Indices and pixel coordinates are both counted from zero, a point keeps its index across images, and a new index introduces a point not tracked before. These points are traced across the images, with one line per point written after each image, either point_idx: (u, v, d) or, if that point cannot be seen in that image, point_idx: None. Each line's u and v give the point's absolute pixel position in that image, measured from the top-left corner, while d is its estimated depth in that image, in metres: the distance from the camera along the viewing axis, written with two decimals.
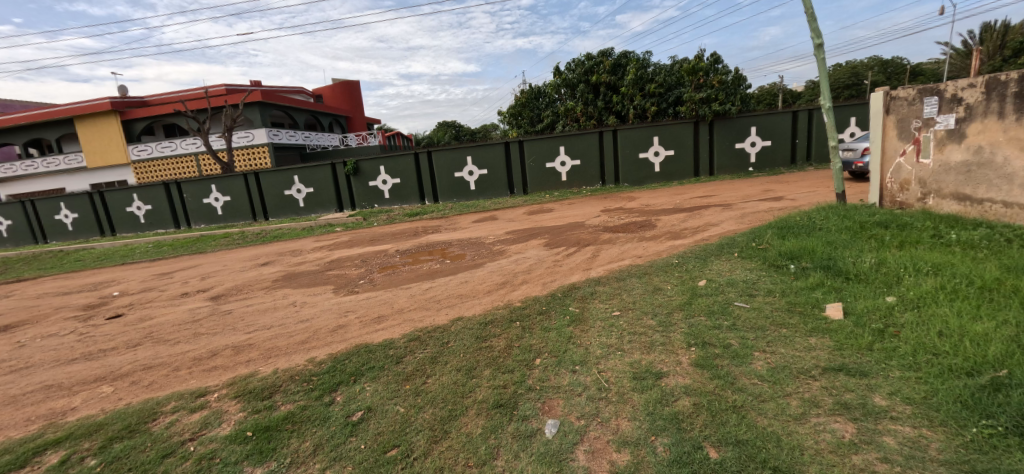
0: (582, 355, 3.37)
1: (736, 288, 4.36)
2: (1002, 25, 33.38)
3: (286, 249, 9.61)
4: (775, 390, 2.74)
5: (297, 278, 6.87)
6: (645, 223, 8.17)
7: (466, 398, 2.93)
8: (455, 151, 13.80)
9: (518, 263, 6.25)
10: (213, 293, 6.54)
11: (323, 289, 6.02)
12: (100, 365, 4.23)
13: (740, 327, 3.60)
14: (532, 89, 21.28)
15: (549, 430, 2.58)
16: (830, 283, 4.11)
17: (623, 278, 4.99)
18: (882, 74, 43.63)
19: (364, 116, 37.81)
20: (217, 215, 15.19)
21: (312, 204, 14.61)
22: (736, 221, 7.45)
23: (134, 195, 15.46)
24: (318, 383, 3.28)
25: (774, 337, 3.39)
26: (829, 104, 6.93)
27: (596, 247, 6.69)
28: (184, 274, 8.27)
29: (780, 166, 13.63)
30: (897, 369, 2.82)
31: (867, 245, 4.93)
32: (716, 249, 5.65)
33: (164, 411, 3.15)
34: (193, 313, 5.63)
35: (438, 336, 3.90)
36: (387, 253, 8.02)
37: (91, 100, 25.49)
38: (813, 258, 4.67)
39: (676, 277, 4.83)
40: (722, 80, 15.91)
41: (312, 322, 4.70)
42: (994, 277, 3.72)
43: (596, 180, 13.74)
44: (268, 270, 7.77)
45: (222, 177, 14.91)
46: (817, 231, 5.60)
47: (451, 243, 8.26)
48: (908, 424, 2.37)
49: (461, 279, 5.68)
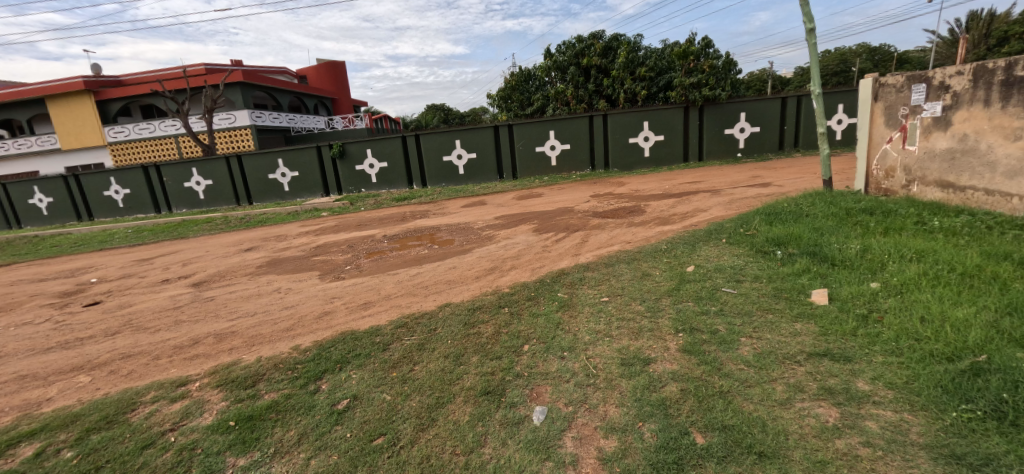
0: (570, 341, 3.37)
1: (724, 274, 4.38)
2: (989, 13, 33.86)
3: (271, 235, 9.41)
4: (761, 375, 2.76)
5: (282, 264, 6.74)
6: (634, 209, 8.20)
7: (454, 386, 2.90)
8: (443, 135, 13.58)
9: (507, 248, 6.22)
10: (197, 280, 6.42)
11: (308, 275, 5.92)
12: (77, 354, 4.12)
13: (728, 312, 3.63)
14: (522, 72, 21.00)
15: (537, 417, 2.57)
16: (816, 269, 4.15)
17: (611, 263, 4.98)
18: (870, 61, 44.12)
19: (350, 98, 37.14)
20: (198, 199, 14.84)
21: (298, 189, 14.35)
22: (724, 207, 7.51)
23: (112, 178, 15.05)
24: (303, 371, 3.22)
25: (760, 323, 3.42)
26: (819, 90, 6.89)
27: (585, 233, 6.66)
28: (165, 260, 8.10)
29: (768, 152, 13.73)
30: (880, 355, 2.86)
31: (853, 231, 4.98)
32: (704, 235, 5.66)
33: (144, 401, 3.08)
34: (175, 300, 5.50)
35: (426, 322, 3.85)
36: (374, 238, 7.93)
37: (65, 78, 24.48)
38: (799, 244, 4.71)
39: (664, 263, 4.85)
40: (713, 65, 15.79)
41: (298, 309, 4.63)
42: (975, 263, 3.80)
43: (586, 165, 13.67)
44: (252, 255, 7.64)
45: (203, 161, 14.54)
46: (803, 217, 5.64)
47: (440, 228, 8.19)
48: (891, 409, 2.40)
49: (450, 265, 5.62)
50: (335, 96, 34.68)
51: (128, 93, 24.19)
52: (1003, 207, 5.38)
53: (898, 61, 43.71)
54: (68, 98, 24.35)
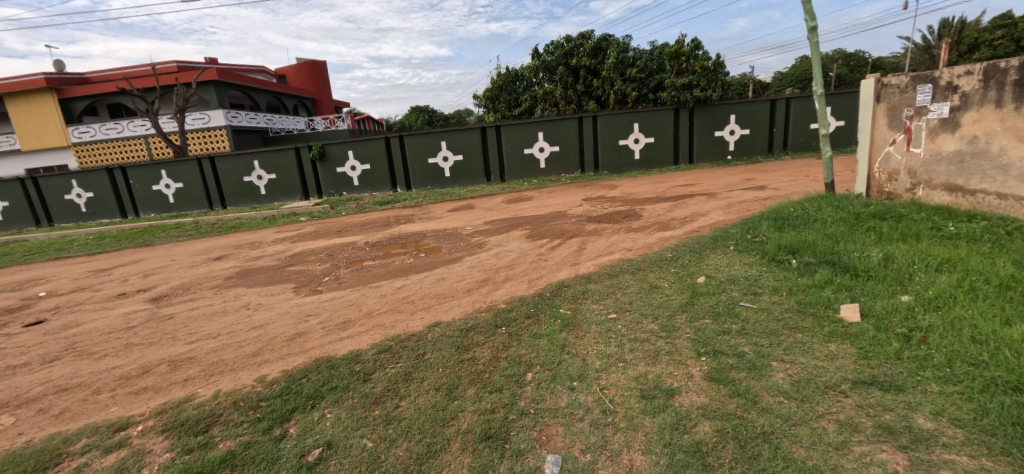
0: (579, 368, 2.96)
1: (739, 286, 4.02)
2: (959, 21, 34.96)
3: (243, 242, 8.79)
4: (805, 411, 2.38)
5: (253, 275, 6.18)
6: (629, 213, 7.85)
7: (448, 428, 2.46)
8: (429, 136, 13.09)
9: (500, 256, 5.78)
10: (156, 293, 5.84)
11: (282, 288, 5.39)
12: (3, 388, 3.58)
13: (751, 331, 3.25)
14: (509, 72, 20.55)
15: (549, 470, 2.14)
16: (839, 280, 3.80)
17: (615, 274, 4.58)
18: (846, 68, 45.19)
19: (331, 99, 36.23)
20: (168, 203, 14.05)
21: (275, 192, 13.68)
22: (723, 211, 7.21)
23: (74, 181, 14.19)
24: (267, 411, 2.74)
25: (790, 344, 3.05)
26: (821, 91, 6.61)
27: (582, 240, 6.27)
28: (125, 270, 7.45)
29: (757, 154, 13.62)
30: (935, 383, 2.50)
31: (868, 237, 4.65)
32: (710, 242, 5.32)
33: (71, 452, 2.59)
34: (129, 319, 4.93)
35: (413, 346, 3.40)
36: (355, 246, 7.40)
37: (25, 75, 23.13)
38: (814, 251, 4.38)
39: (672, 273, 4.47)
40: (704, 66, 15.60)
41: (267, 330, 4.12)
42: (1011, 273, 3.49)
43: (576, 167, 13.33)
44: (221, 265, 7.05)
45: (173, 162, 13.78)
46: (813, 222, 5.31)
47: (426, 234, 7.71)
48: (965, 453, 2.04)
49: (438, 276, 5.15)
50: (316, 96, 33.77)
51: (94, 90, 23.02)
52: (1017, 212, 5.16)
53: (873, 67, 44.96)
54: (28, 96, 23.06)
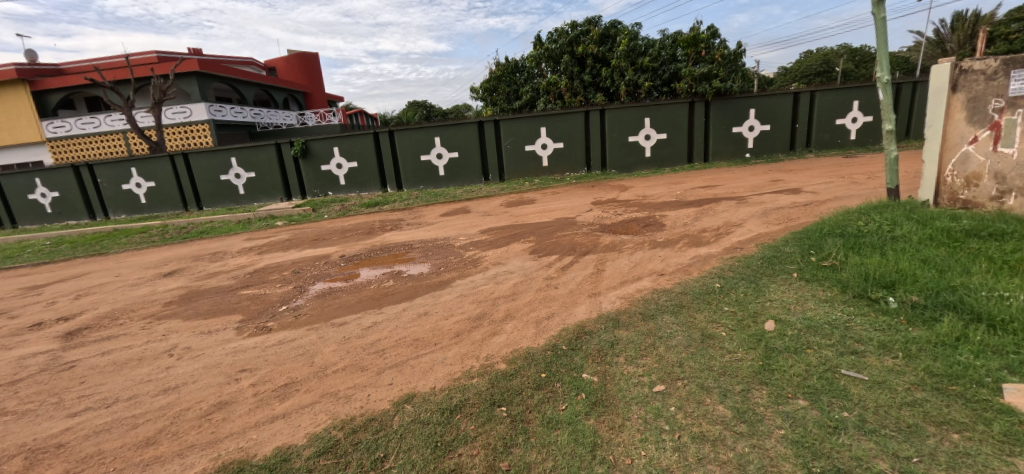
0: None
1: (831, 339, 2.91)
2: (973, 15, 33.87)
3: (205, 252, 7.65)
4: None
5: (198, 300, 5.06)
6: (649, 222, 6.74)
7: None
8: (420, 131, 11.95)
9: (498, 281, 4.67)
10: (74, 325, 4.72)
11: (225, 322, 4.28)
12: None
13: (879, 428, 2.14)
14: (509, 62, 19.33)
15: None
16: (979, 337, 2.68)
17: (651, 315, 3.46)
18: (853, 64, 44.17)
19: (323, 92, 35.02)
20: (140, 204, 12.92)
21: (254, 192, 12.56)
22: (761, 220, 6.11)
23: (36, 179, 13.02)
24: None
25: (952, 456, 1.95)
26: (886, 78, 5.47)
27: (598, 257, 5.17)
28: (58, 289, 6.35)
29: (778, 152, 12.52)
30: None
31: (982, 267, 3.52)
32: (764, 266, 4.21)
33: None
34: (20, 367, 3.82)
35: (369, 442, 2.29)
36: (328, 260, 6.28)
37: None
38: (918, 287, 3.27)
39: (729, 315, 3.36)
40: (723, 54, 14.40)
41: (182, 395, 3.03)
42: None
43: (582, 166, 12.20)
44: (168, 283, 5.93)
45: (144, 159, 12.63)
46: (894, 242, 4.18)
47: (413, 246, 6.60)
48: None
49: (419, 311, 4.04)
50: (308, 89, 32.57)
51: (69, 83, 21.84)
52: None
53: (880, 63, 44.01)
54: None
